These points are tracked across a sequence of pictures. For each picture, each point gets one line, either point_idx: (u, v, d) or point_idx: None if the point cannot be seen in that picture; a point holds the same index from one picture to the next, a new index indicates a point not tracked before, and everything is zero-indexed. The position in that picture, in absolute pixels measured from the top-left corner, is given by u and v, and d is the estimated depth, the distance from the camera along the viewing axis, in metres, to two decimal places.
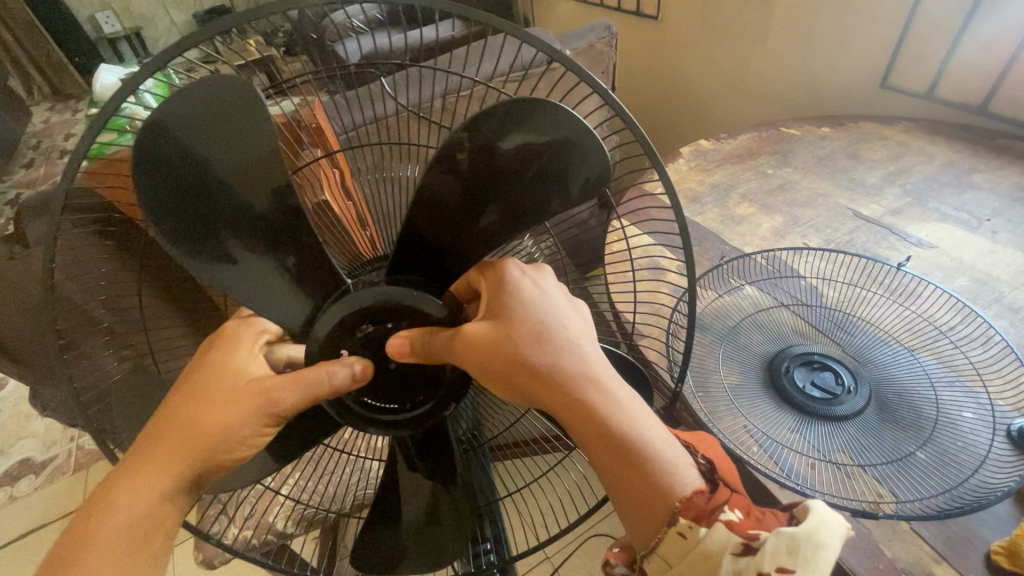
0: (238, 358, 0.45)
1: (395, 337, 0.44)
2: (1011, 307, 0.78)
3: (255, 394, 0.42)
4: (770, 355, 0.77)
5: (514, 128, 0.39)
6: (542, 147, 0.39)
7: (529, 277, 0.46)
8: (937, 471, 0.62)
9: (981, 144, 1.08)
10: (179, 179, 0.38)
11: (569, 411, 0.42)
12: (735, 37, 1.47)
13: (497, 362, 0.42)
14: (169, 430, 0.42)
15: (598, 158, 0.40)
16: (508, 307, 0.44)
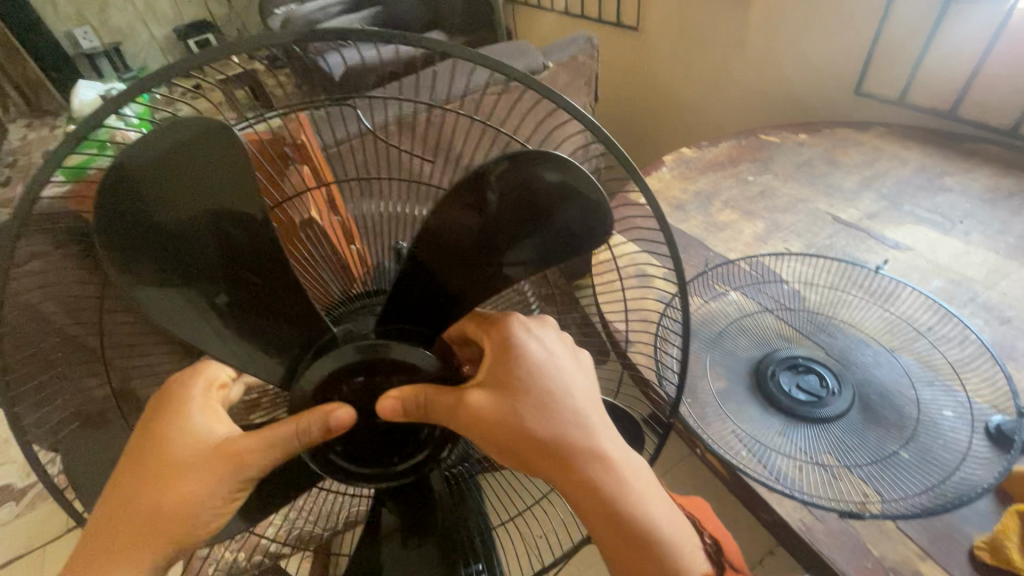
0: (190, 423, 0.43)
1: (385, 398, 0.43)
2: (985, 307, 0.81)
3: (219, 461, 0.41)
4: (755, 359, 0.78)
5: (534, 174, 0.39)
6: (547, 200, 0.39)
7: (530, 342, 0.46)
8: (920, 469, 0.63)
9: (952, 148, 1.12)
10: (146, 221, 0.37)
11: (575, 487, 0.42)
12: (713, 47, 1.51)
13: (506, 443, 0.42)
14: (131, 510, 0.41)
15: (599, 209, 0.40)
16: (516, 385, 0.44)
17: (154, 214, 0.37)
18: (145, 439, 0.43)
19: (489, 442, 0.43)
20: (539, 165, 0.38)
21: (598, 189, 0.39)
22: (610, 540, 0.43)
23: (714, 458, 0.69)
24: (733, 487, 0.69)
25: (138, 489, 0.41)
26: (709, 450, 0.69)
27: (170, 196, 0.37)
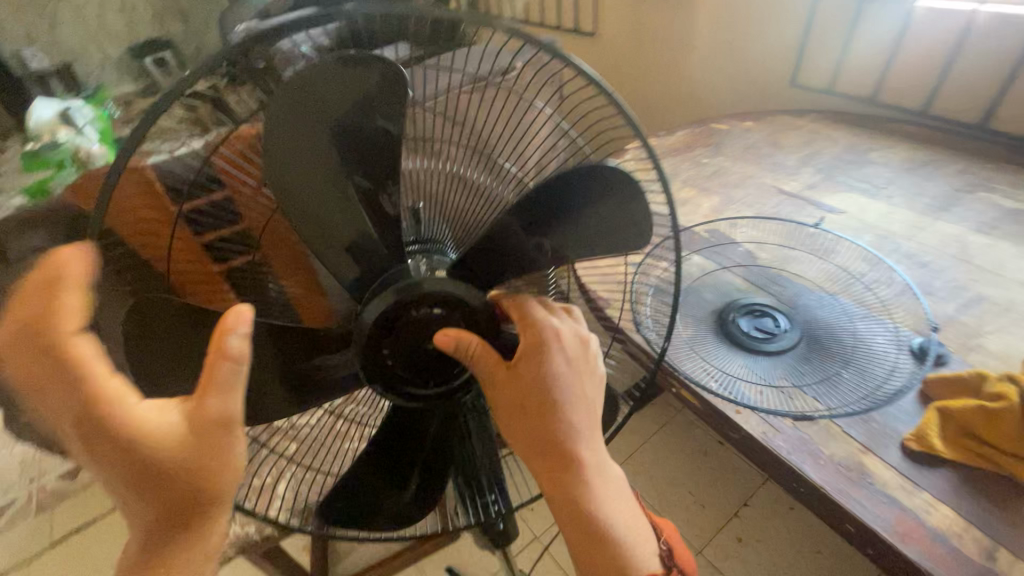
0: (148, 418, 0.41)
1: (441, 333, 0.52)
2: (907, 254, 0.94)
3: (211, 426, 0.42)
4: (719, 307, 0.89)
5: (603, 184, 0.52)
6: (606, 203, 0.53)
7: (558, 344, 0.53)
8: (859, 384, 0.75)
9: (876, 128, 1.27)
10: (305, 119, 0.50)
11: (558, 474, 0.52)
12: (665, 49, 1.65)
13: (518, 428, 0.52)
14: (160, 502, 0.42)
15: (642, 223, 0.55)
16: (529, 381, 0.51)
17: (316, 116, 0.50)
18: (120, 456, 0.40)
19: (503, 413, 0.53)
20: (592, 180, 0.52)
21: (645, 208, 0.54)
22: (574, 525, 0.52)
23: (688, 393, 0.79)
24: (705, 417, 0.78)
25: (148, 489, 0.41)
26: (683, 383, 0.79)
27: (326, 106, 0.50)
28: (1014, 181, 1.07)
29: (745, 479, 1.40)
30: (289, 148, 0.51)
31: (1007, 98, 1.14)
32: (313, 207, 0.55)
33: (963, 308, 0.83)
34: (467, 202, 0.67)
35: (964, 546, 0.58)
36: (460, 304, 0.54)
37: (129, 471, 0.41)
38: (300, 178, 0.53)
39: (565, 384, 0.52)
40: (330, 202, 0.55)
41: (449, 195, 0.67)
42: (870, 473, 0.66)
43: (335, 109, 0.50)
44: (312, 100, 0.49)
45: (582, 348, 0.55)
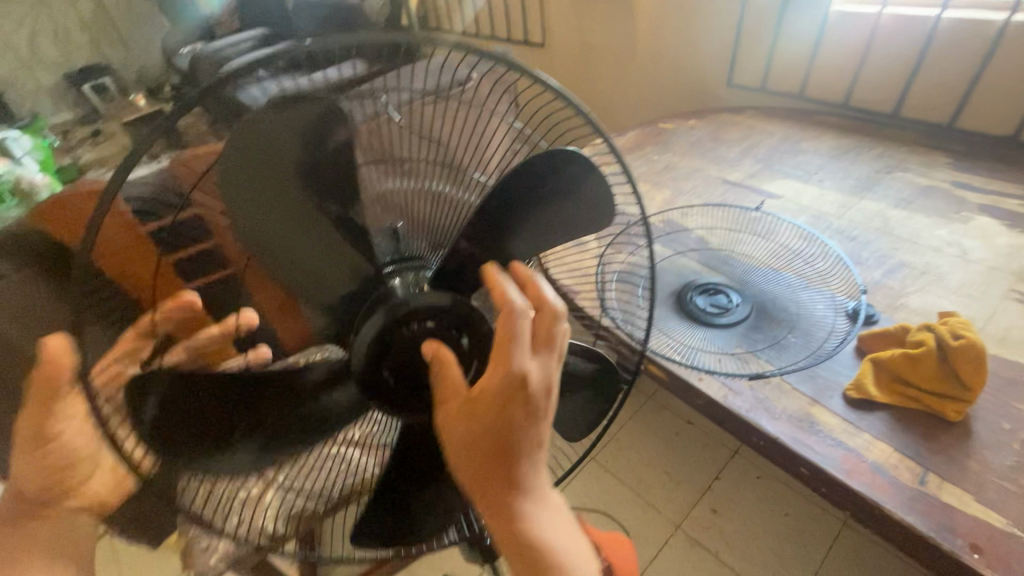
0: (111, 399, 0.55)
1: (428, 344, 0.53)
2: (839, 230, 1.04)
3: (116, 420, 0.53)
4: (677, 288, 0.96)
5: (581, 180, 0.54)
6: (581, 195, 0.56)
7: (529, 380, 0.48)
8: (804, 345, 0.83)
9: (804, 120, 1.40)
10: (259, 160, 0.49)
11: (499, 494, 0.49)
12: (611, 57, 1.75)
13: (465, 447, 0.49)
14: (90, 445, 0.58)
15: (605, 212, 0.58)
16: (489, 416, 0.47)
17: (267, 154, 0.49)
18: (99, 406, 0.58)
19: (453, 427, 0.50)
20: (566, 174, 0.54)
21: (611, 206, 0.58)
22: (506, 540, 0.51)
23: (655, 367, 0.85)
24: (671, 388, 0.85)
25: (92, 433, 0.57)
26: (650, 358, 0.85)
27: (278, 145, 0.49)
28: (925, 161, 1.20)
29: (715, 454, 1.49)
30: (247, 193, 0.51)
31: (914, 88, 1.28)
32: (271, 241, 0.54)
33: (888, 273, 0.93)
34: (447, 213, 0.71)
35: (900, 474, 0.66)
36: (445, 312, 0.56)
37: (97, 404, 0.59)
38: (259, 225, 0.53)
39: (524, 422, 0.48)
40: (286, 233, 0.54)
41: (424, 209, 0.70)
42: (818, 421, 0.74)
43: (280, 164, 0.50)
44: (264, 155, 0.49)
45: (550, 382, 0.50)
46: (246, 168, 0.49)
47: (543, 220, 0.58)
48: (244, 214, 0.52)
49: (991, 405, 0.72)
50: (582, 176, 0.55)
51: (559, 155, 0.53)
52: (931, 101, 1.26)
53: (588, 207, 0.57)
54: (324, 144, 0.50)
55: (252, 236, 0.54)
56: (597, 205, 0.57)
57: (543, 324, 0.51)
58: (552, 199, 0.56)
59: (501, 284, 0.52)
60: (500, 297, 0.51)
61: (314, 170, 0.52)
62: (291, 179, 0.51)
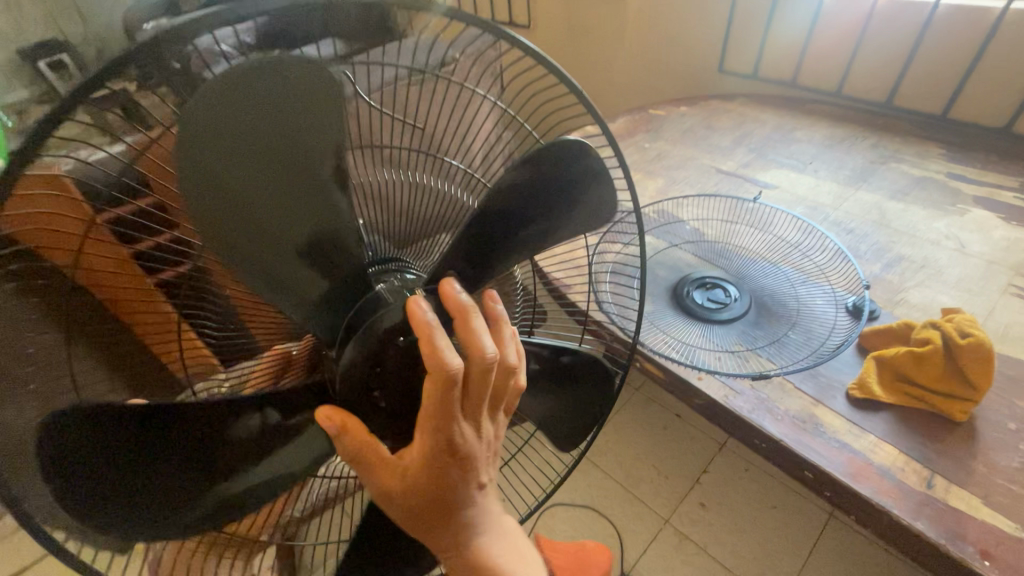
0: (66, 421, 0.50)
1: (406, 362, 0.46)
2: (836, 222, 1.01)
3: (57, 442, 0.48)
4: (672, 282, 0.92)
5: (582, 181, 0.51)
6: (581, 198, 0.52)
7: (460, 446, 0.46)
8: (805, 343, 0.80)
9: (797, 109, 1.37)
10: (249, 108, 0.40)
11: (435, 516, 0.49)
12: (600, 39, 1.69)
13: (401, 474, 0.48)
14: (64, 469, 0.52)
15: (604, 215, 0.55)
16: (423, 477, 0.47)
17: (257, 103, 0.40)
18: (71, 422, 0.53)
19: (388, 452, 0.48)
20: (573, 175, 0.50)
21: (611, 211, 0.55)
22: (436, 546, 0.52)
23: (652, 366, 0.82)
24: (668, 388, 0.82)
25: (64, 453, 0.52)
26: (646, 356, 0.82)
27: (274, 102, 0.41)
28: (918, 151, 1.18)
29: (703, 448, 1.47)
30: (215, 149, 0.40)
31: (908, 76, 1.25)
32: (236, 211, 0.44)
33: (887, 267, 0.91)
34: (433, 209, 0.66)
35: (907, 477, 0.64)
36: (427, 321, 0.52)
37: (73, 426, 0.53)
38: (217, 183, 0.42)
39: (461, 481, 0.48)
40: (249, 201, 0.44)
41: (406, 200, 0.64)
42: (821, 422, 0.71)
43: (273, 109, 0.41)
44: (253, 95, 0.39)
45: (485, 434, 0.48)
46: (226, 107, 0.39)
47: (538, 228, 0.53)
48: (196, 165, 0.40)
49: (995, 404, 0.70)
50: (587, 184, 0.52)
51: (569, 151, 0.49)
52: (924, 90, 1.25)
53: (582, 215, 0.54)
54: (312, 127, 0.43)
55: (190, 202, 0.42)
56: (593, 214, 0.54)
57: (478, 377, 0.45)
58: (551, 206, 0.52)
59: (429, 333, 0.44)
60: (427, 353, 0.43)
61: (302, 142, 0.44)
62: (271, 131, 0.42)
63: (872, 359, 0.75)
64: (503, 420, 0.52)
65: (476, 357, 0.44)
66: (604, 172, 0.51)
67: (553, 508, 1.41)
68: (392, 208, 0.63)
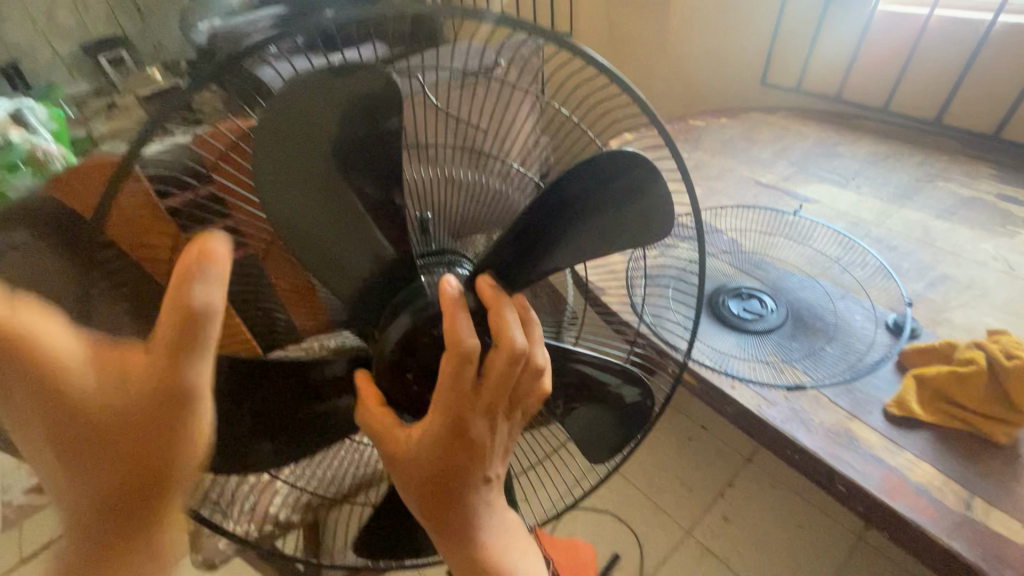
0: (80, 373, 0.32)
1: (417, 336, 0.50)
2: (878, 239, 1.00)
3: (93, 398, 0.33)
4: (709, 291, 0.93)
5: (639, 190, 0.50)
6: (638, 211, 0.52)
7: (465, 426, 0.49)
8: (842, 358, 0.80)
9: (840, 124, 1.36)
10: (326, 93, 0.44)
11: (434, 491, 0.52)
12: (642, 48, 1.71)
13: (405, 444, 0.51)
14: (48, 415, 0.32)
15: (656, 228, 0.54)
16: (430, 448, 0.50)
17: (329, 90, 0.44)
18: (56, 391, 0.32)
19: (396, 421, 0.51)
20: (629, 180, 0.49)
21: (664, 228, 0.54)
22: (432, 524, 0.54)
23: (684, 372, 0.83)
24: (700, 395, 0.82)
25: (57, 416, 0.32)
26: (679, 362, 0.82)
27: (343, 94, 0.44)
28: (968, 171, 1.15)
29: (728, 461, 1.46)
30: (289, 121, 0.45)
31: (959, 94, 1.23)
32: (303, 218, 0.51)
33: (930, 286, 0.90)
34: (480, 207, 0.68)
35: (944, 497, 0.64)
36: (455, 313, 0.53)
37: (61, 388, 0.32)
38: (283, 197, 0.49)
39: (463, 462, 0.51)
40: (307, 211, 0.50)
41: (457, 197, 0.67)
42: (856, 436, 0.71)
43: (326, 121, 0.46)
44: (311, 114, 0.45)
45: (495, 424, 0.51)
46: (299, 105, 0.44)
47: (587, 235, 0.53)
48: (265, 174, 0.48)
49: None
50: (643, 188, 0.50)
51: (620, 161, 0.48)
52: (976, 109, 1.22)
53: (636, 220, 0.53)
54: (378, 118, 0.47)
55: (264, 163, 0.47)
56: (646, 218, 0.53)
57: (496, 364, 0.48)
58: (605, 215, 0.51)
59: (452, 311, 0.48)
60: (449, 329, 0.47)
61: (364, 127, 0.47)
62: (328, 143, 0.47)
63: (912, 378, 0.74)
64: (522, 419, 0.55)
65: (505, 343, 0.48)
66: (657, 177, 0.49)
67: (576, 512, 1.41)
68: (446, 204, 0.67)
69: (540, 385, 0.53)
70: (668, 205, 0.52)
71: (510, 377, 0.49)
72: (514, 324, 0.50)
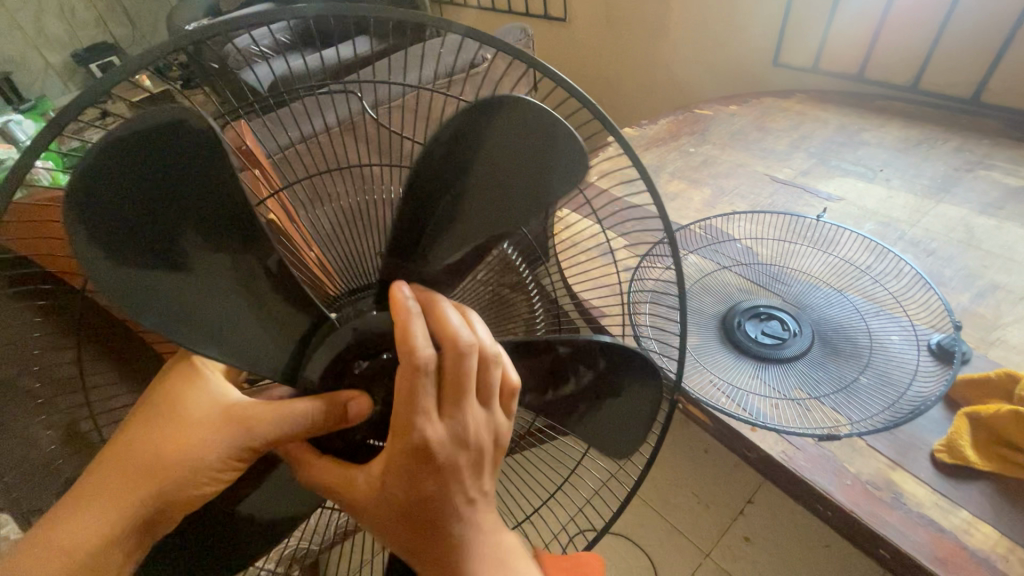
0: (206, 410, 0.44)
1: (353, 404, 0.45)
2: (912, 242, 0.89)
3: (197, 440, 0.43)
4: (721, 313, 0.82)
5: (520, 125, 0.41)
6: (540, 148, 0.43)
7: (429, 449, 0.40)
8: (879, 391, 0.69)
9: (865, 107, 1.22)
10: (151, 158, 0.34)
11: (430, 530, 0.43)
12: (642, 31, 1.58)
13: (371, 487, 0.43)
14: (145, 450, 0.42)
15: (577, 157, 0.43)
16: (406, 481, 0.41)
17: (163, 145, 0.34)
18: (179, 429, 0.43)
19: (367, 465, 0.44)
20: (502, 117, 0.41)
21: (582, 153, 0.43)
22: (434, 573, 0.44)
23: (697, 410, 0.73)
24: (716, 437, 0.72)
25: (135, 456, 0.42)
26: (691, 401, 0.73)
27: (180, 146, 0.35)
28: (1012, 156, 1.03)
29: (748, 476, 1.37)
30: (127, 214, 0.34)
31: (1000, 69, 1.09)
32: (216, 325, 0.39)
33: (978, 297, 0.79)
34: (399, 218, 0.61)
35: (1011, 570, 0.54)
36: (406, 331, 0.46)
37: (172, 425, 0.43)
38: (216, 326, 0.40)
39: (441, 490, 0.42)
40: (243, 312, 0.41)
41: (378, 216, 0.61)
42: (901, 490, 0.61)
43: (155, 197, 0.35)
44: (122, 204, 0.34)
45: (463, 436, 0.41)
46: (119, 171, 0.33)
47: (485, 205, 0.45)
48: (180, 328, 0.38)
49: None
50: (549, 145, 0.42)
51: (485, 113, 0.41)
52: (1019, 86, 1.08)
53: (550, 175, 0.44)
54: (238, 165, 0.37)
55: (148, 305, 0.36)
56: (548, 150, 0.43)
57: (449, 368, 0.40)
58: (508, 170, 0.43)
59: (405, 319, 0.40)
60: (401, 339, 0.40)
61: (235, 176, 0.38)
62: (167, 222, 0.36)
63: (967, 412, 0.63)
64: (506, 429, 0.45)
65: (449, 344, 0.40)
66: (524, 102, 0.40)
67: None
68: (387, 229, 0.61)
69: (508, 380, 0.44)
70: (569, 131, 0.41)
71: (466, 379, 0.41)
72: (460, 319, 0.42)
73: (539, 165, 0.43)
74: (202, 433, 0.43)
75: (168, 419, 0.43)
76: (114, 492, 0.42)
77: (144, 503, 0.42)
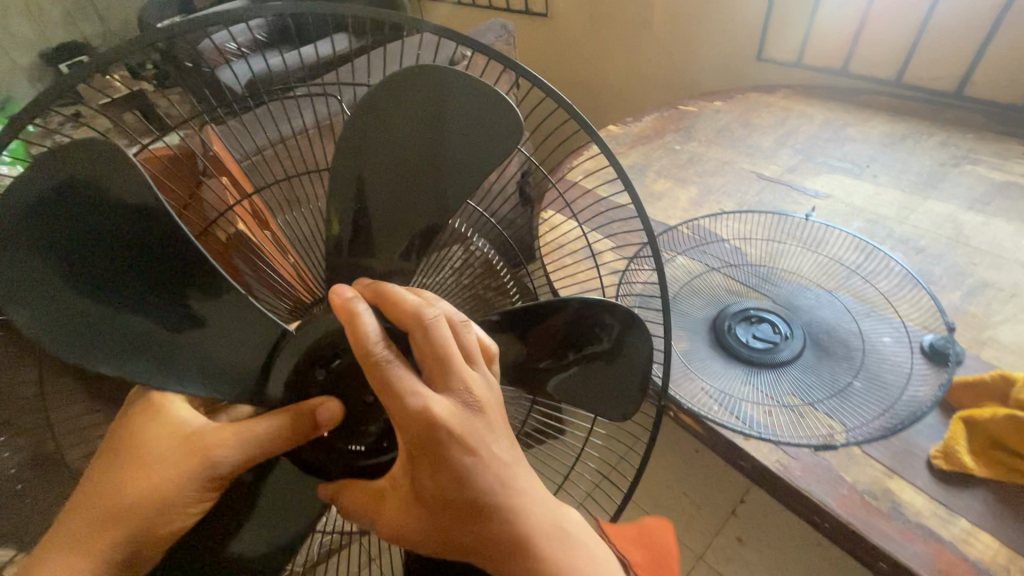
0: (164, 439, 0.40)
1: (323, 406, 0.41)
2: (901, 240, 0.88)
3: (155, 469, 0.39)
4: (712, 317, 0.80)
5: (452, 97, 0.41)
6: (472, 121, 0.42)
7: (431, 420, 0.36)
8: (873, 396, 0.68)
9: (851, 101, 1.21)
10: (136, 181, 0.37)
11: (474, 512, 0.37)
12: (625, 26, 1.55)
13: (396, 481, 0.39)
14: (104, 486, 0.39)
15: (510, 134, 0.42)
16: (422, 459, 0.37)
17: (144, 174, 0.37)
18: (134, 460, 0.39)
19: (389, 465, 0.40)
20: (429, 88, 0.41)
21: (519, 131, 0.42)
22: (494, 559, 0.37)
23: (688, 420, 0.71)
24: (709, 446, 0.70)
25: (95, 496, 0.39)
26: (682, 410, 0.70)
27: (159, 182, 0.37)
28: (998, 150, 1.02)
29: (738, 479, 1.35)
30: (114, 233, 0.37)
31: (983, 63, 1.09)
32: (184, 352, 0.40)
33: (969, 296, 0.77)
34: None
35: None
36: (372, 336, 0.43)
37: (129, 458, 0.39)
38: (158, 337, 0.39)
39: (467, 462, 0.37)
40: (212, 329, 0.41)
41: None
42: (899, 499, 0.59)
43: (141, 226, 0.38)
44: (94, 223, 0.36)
45: (462, 402, 0.38)
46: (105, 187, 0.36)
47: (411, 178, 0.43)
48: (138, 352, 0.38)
49: None
50: (480, 118, 0.41)
51: (416, 83, 0.41)
52: (1003, 79, 1.08)
53: (479, 152, 0.42)
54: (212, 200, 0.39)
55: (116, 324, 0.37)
56: (444, 93, 0.41)
57: (419, 341, 0.38)
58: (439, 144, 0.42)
59: (355, 314, 0.38)
60: (354, 333, 0.38)
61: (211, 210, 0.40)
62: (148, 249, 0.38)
63: (963, 416, 0.62)
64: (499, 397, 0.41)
65: (414, 321, 0.39)
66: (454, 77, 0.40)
67: None
68: None
69: (484, 345, 0.42)
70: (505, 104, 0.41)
71: (443, 347, 0.38)
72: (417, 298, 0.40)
73: (469, 140, 0.42)
74: (168, 465, 0.39)
75: (125, 452, 0.40)
76: (75, 533, 0.38)
77: (112, 545, 0.38)
